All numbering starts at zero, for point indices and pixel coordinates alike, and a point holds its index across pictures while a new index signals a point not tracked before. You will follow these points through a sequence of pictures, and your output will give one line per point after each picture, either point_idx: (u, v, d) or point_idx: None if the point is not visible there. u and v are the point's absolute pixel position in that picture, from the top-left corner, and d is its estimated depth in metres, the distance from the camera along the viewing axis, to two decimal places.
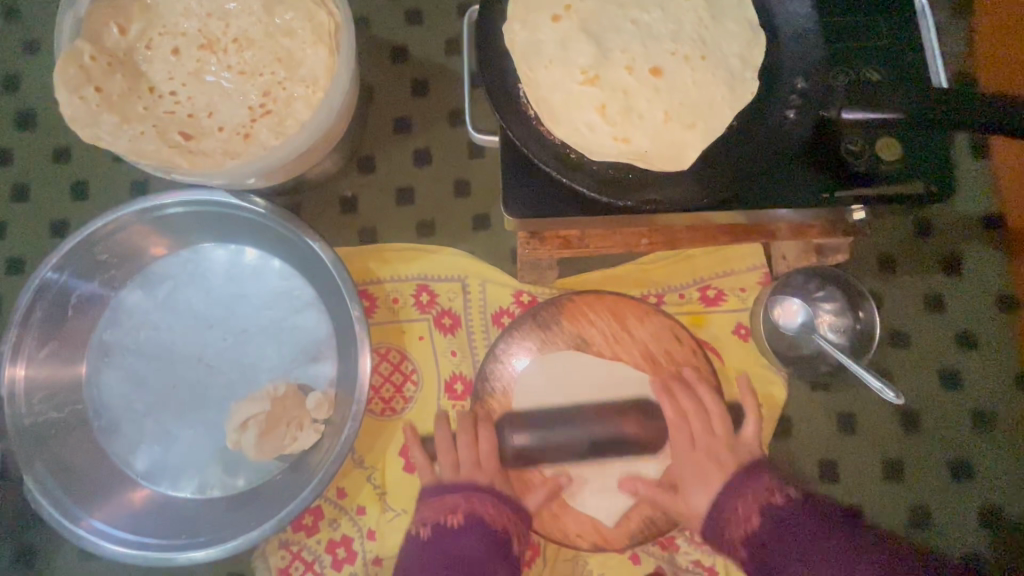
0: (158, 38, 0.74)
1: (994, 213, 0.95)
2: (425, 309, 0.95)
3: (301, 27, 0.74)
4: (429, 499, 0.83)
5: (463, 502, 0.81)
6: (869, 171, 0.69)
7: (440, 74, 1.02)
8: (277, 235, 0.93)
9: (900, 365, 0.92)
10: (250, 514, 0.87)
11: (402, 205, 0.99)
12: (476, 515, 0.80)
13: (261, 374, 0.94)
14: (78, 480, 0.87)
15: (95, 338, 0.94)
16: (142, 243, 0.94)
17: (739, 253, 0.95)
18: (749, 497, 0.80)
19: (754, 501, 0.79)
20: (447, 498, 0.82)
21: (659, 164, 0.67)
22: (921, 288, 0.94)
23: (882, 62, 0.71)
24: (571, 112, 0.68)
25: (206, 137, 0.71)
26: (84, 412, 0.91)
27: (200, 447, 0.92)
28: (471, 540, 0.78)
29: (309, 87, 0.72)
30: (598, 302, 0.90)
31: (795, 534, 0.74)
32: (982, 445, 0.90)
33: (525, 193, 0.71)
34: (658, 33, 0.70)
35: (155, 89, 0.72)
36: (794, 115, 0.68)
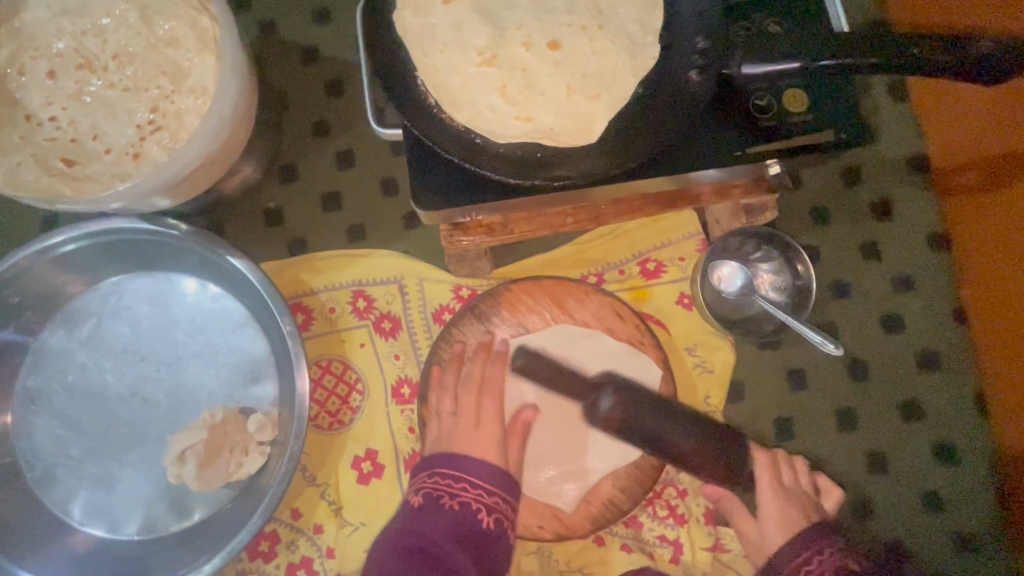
0: (31, 61, 0.69)
1: (918, 154, 0.96)
2: (363, 315, 0.92)
3: (184, 36, 0.70)
4: (427, 472, 0.80)
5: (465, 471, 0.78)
6: (776, 125, 0.68)
7: (354, 73, 0.99)
8: (199, 256, 0.89)
9: (843, 316, 0.92)
10: (201, 547, 0.84)
11: (329, 211, 0.96)
12: (463, 499, 0.76)
13: (200, 402, 0.90)
14: (12, 536, 0.83)
15: (19, 386, 0.89)
16: (57, 283, 0.89)
17: (675, 222, 0.94)
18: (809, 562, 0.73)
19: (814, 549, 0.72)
20: (433, 475, 0.79)
21: (567, 138, 0.66)
22: (855, 237, 0.94)
23: (780, 12, 0.71)
24: (471, 96, 0.66)
25: (93, 161, 0.67)
26: (14, 464, 0.87)
27: (142, 485, 0.88)
28: (441, 515, 0.75)
29: (199, 97, 0.69)
30: (537, 287, 0.87)
31: None
32: (930, 385, 0.91)
33: (436, 183, 0.68)
34: (553, 7, 0.68)
35: (34, 117, 0.68)
36: (697, 75, 0.67)
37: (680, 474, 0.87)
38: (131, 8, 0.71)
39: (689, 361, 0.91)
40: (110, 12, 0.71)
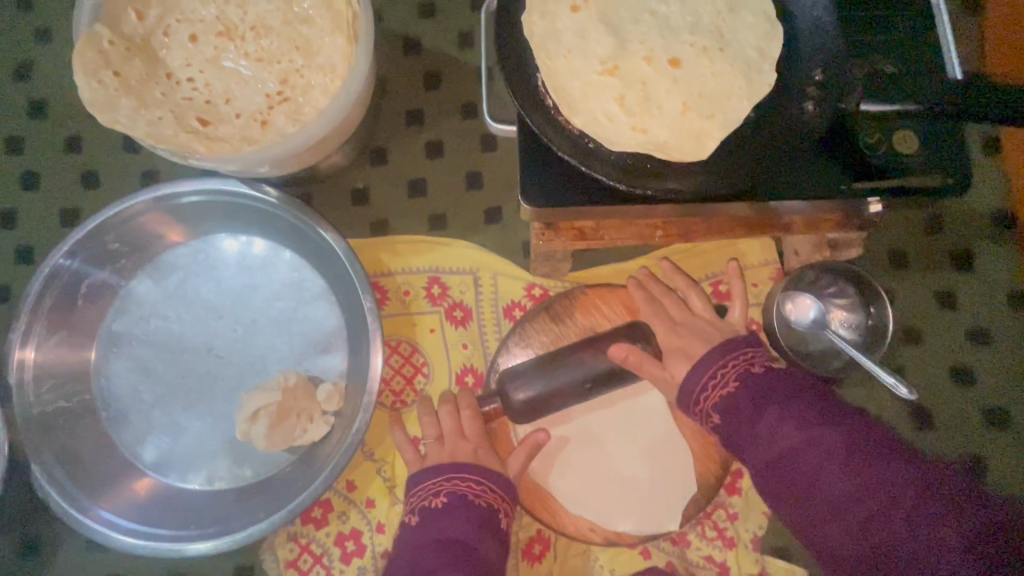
0: (176, 24, 0.74)
1: (1005, 210, 0.95)
2: (436, 301, 0.95)
3: (319, 16, 0.74)
4: (413, 489, 0.80)
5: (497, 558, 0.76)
6: (887, 164, 0.69)
7: (453, 67, 1.02)
8: (289, 225, 0.93)
9: (912, 362, 0.92)
10: (259, 505, 0.87)
11: (413, 197, 0.99)
12: (457, 493, 0.77)
13: (271, 365, 0.93)
14: (86, 471, 0.87)
15: (105, 327, 0.93)
16: (154, 233, 0.94)
17: (752, 248, 0.95)
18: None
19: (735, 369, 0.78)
20: (429, 482, 0.79)
21: (679, 152, 0.67)
22: (932, 284, 0.94)
23: (900, 55, 0.71)
24: (590, 101, 0.68)
25: (224, 123, 0.71)
26: (92, 402, 0.91)
27: (209, 438, 0.91)
28: (456, 519, 0.75)
29: (327, 75, 0.73)
30: (612, 295, 0.90)
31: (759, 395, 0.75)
32: (993, 443, 0.90)
33: (545, 183, 0.71)
34: (676, 26, 0.70)
35: (173, 75, 0.72)
36: (813, 106, 0.68)
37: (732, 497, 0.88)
38: None
39: None
40: None
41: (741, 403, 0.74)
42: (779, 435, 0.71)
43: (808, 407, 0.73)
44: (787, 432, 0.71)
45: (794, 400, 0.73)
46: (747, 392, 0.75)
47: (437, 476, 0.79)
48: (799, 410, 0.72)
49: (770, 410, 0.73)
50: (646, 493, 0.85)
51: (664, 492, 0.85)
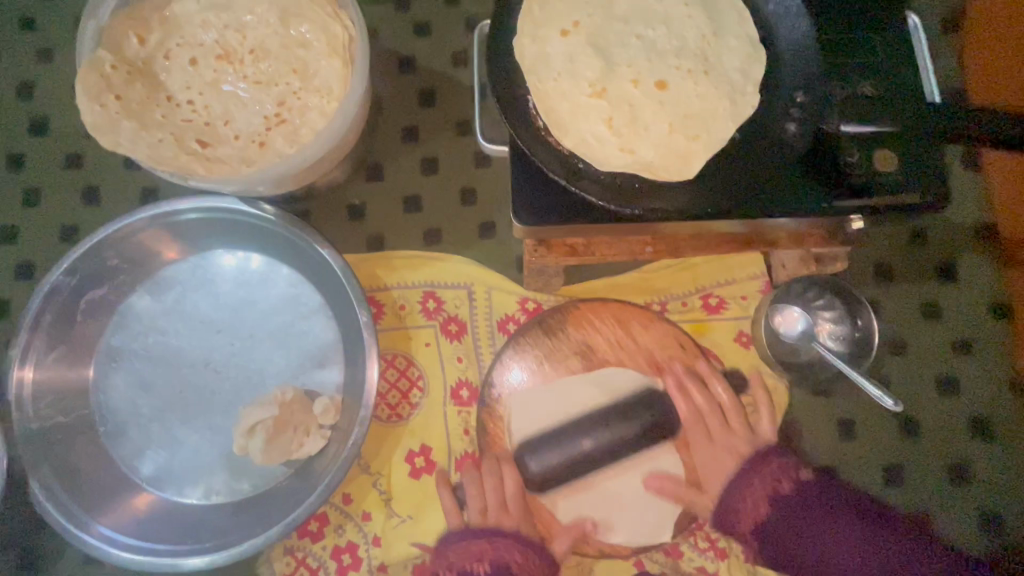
0: (176, 48, 0.76)
1: (987, 224, 0.98)
2: (432, 315, 0.96)
3: (316, 39, 0.76)
4: (455, 542, 0.86)
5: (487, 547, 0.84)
6: (869, 180, 0.69)
7: (447, 86, 1.04)
8: (287, 241, 0.95)
9: (898, 373, 0.94)
10: (255, 519, 0.88)
11: (409, 213, 1.01)
12: (498, 562, 0.83)
13: (268, 380, 0.94)
14: (84, 485, 0.88)
15: (103, 342, 0.94)
16: (152, 249, 0.95)
17: (741, 262, 0.97)
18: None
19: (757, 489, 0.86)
20: (472, 545, 0.85)
21: (665, 173, 0.69)
22: (917, 297, 0.96)
23: (879, 77, 0.74)
24: (579, 123, 0.70)
25: (223, 144, 0.73)
26: (90, 417, 0.92)
27: (206, 452, 0.92)
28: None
29: (325, 97, 0.75)
30: (605, 308, 0.92)
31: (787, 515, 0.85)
32: (979, 452, 0.91)
33: (535, 201, 0.72)
34: (663, 50, 0.72)
35: (173, 98, 0.74)
36: (794, 126, 0.72)
37: None
38: (271, 9, 0.77)
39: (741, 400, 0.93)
40: (252, 10, 0.77)
41: (784, 536, 0.84)
42: (831, 557, 0.84)
43: (834, 504, 0.86)
44: (844, 543, 0.84)
45: (838, 519, 0.85)
46: (787, 521, 0.85)
47: (474, 540, 0.85)
48: (839, 522, 0.85)
49: (831, 526, 0.85)
50: (636, 503, 0.88)
51: (653, 502, 0.88)
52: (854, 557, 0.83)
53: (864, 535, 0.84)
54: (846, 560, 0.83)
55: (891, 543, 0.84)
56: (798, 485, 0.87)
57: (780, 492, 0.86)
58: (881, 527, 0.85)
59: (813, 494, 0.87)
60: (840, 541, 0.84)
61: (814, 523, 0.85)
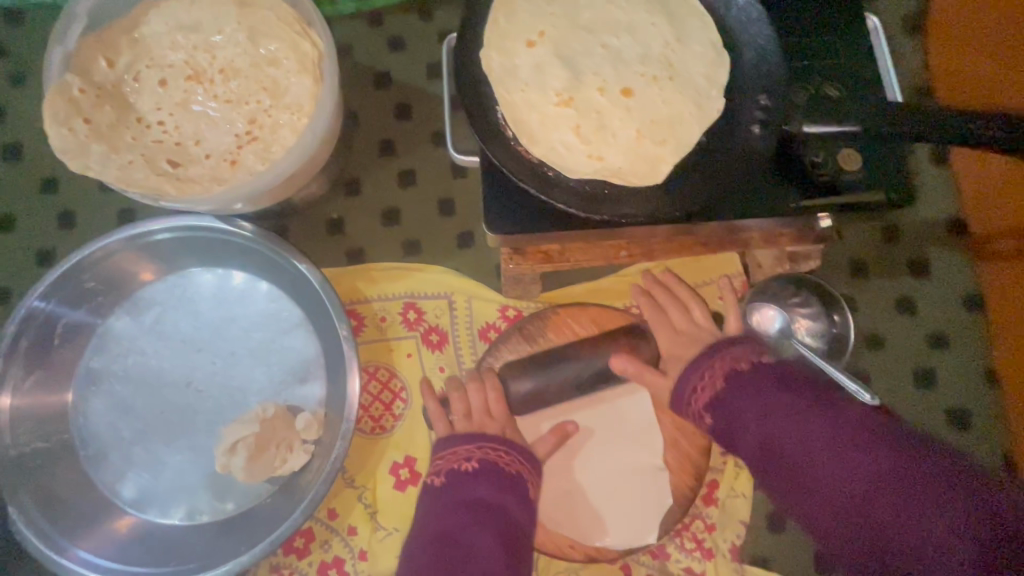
0: (145, 70, 0.76)
1: (957, 217, 0.99)
2: (412, 326, 0.97)
3: (286, 57, 0.77)
4: (442, 451, 0.83)
5: (478, 451, 0.80)
6: (833, 180, 0.72)
7: (422, 98, 1.05)
8: (264, 257, 0.95)
9: (876, 368, 0.95)
10: (240, 538, 0.87)
11: (387, 225, 1.01)
12: (490, 460, 0.80)
13: (250, 397, 0.94)
14: (65, 511, 0.87)
15: (82, 366, 0.94)
16: (129, 270, 0.95)
17: (718, 262, 0.98)
18: (757, 484, 0.79)
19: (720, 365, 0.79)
20: (461, 448, 0.81)
21: (633, 179, 0.70)
22: (891, 292, 0.97)
23: (840, 79, 0.75)
24: (547, 132, 0.71)
25: (194, 164, 0.73)
26: (70, 441, 0.91)
27: (189, 472, 0.91)
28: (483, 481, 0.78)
29: (295, 114, 0.75)
30: (584, 313, 0.92)
31: (749, 392, 0.73)
32: (958, 444, 0.92)
33: (507, 210, 0.73)
34: (628, 58, 0.73)
35: (143, 119, 0.74)
36: (759, 129, 0.72)
37: (709, 508, 0.90)
38: (240, 28, 0.77)
39: None
40: (221, 31, 0.77)
41: (732, 411, 0.73)
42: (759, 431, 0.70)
43: (803, 389, 0.71)
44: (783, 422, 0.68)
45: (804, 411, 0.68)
46: (741, 396, 0.74)
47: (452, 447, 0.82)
48: (787, 403, 0.70)
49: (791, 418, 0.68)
50: (621, 508, 0.87)
51: (638, 506, 0.87)
52: (841, 479, 0.62)
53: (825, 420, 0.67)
54: (784, 442, 0.67)
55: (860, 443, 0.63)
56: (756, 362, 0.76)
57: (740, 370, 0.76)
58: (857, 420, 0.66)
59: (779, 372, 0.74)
60: (784, 415, 0.69)
61: (767, 400, 0.71)
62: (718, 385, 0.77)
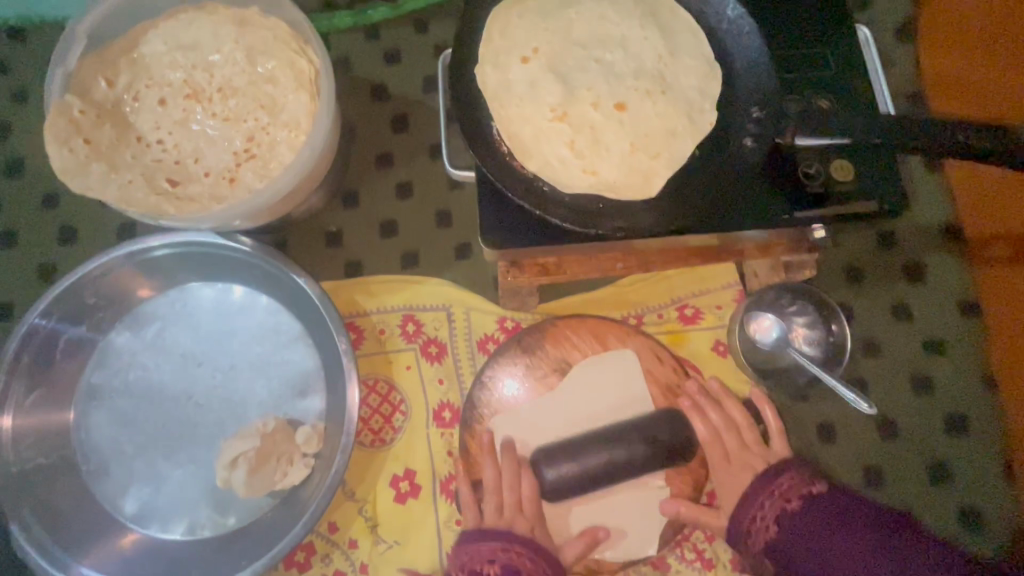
0: (144, 89, 0.77)
1: (953, 224, 1.00)
2: (412, 338, 0.97)
3: (283, 75, 0.78)
4: None
5: None
6: (826, 191, 0.72)
7: (419, 111, 1.06)
8: (264, 272, 0.95)
9: (874, 375, 0.95)
10: (242, 552, 0.87)
11: (386, 238, 1.02)
12: (511, 565, 0.79)
13: (249, 411, 0.94)
14: (66, 527, 0.87)
15: (83, 381, 0.94)
16: (130, 286, 0.96)
17: (715, 272, 0.98)
18: (766, 502, 0.80)
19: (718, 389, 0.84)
20: (484, 546, 0.81)
21: (628, 192, 0.71)
22: (888, 299, 0.98)
23: (832, 90, 0.76)
24: (542, 147, 0.72)
25: (194, 182, 0.74)
26: (71, 456, 0.91)
27: (189, 487, 0.92)
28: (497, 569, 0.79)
29: (293, 131, 0.76)
30: (582, 324, 0.93)
31: None
32: (957, 451, 0.92)
33: (504, 225, 0.73)
34: (621, 72, 0.74)
35: (143, 138, 0.75)
36: (751, 141, 0.73)
37: None
38: (237, 47, 0.78)
39: None
40: (219, 50, 0.78)
41: (796, 556, 0.75)
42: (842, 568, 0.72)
43: (862, 531, 0.74)
44: None
45: (838, 532, 0.74)
46: (801, 545, 0.75)
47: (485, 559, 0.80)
48: (861, 551, 0.72)
49: (834, 534, 0.74)
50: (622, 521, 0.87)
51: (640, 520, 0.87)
52: (851, 551, 0.72)
53: (885, 560, 0.71)
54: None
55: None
56: (811, 498, 0.78)
57: (791, 510, 0.78)
58: (873, 521, 0.75)
59: (838, 511, 0.76)
60: (826, 565, 0.73)
61: (827, 540, 0.74)
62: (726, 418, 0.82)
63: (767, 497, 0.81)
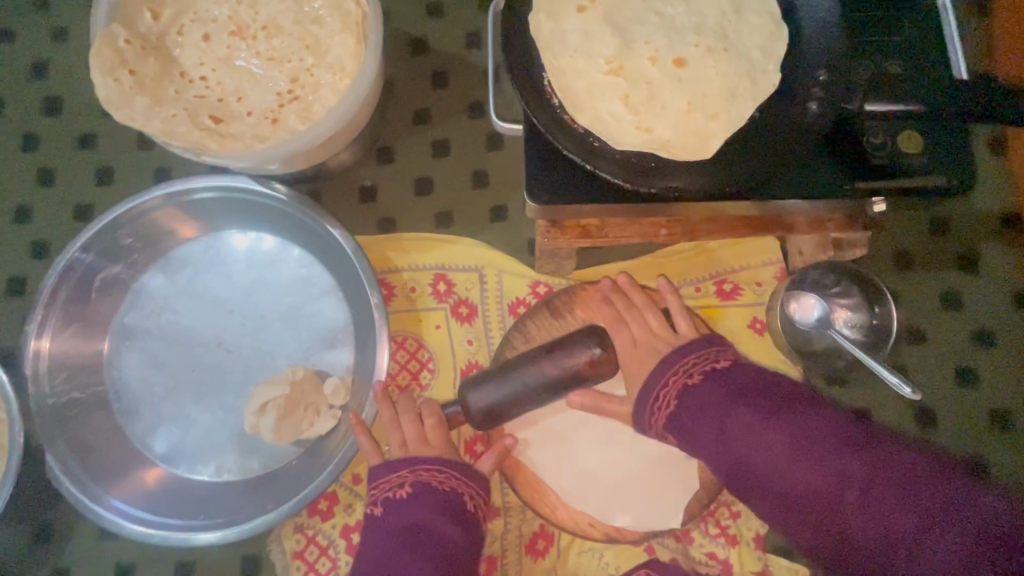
0: (189, 24, 0.75)
1: (1012, 211, 0.95)
2: (442, 298, 0.96)
3: (329, 16, 0.75)
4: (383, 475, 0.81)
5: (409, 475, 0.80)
6: (891, 162, 0.69)
7: (459, 68, 1.03)
8: (298, 222, 0.95)
9: (917, 363, 0.92)
10: (267, 497, 0.88)
11: (420, 195, 1.00)
12: (422, 483, 0.79)
13: (278, 360, 0.95)
14: (99, 461, 0.89)
15: (117, 322, 0.95)
16: (165, 229, 0.96)
17: (756, 248, 0.95)
18: (703, 411, 0.75)
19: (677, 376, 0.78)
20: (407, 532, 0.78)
21: (683, 153, 0.68)
22: (937, 286, 0.94)
23: (905, 54, 0.71)
24: (595, 101, 0.69)
25: (236, 121, 0.72)
26: (105, 394, 0.93)
27: (217, 431, 0.93)
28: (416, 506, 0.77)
29: (337, 74, 0.74)
30: (613, 291, 0.90)
31: (702, 406, 0.75)
32: (998, 445, 0.90)
33: (549, 181, 0.71)
34: (681, 27, 0.71)
35: (186, 74, 0.73)
36: (817, 106, 0.69)
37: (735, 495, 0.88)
38: None
39: None
40: None
41: (697, 410, 0.75)
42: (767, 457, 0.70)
43: (766, 398, 0.74)
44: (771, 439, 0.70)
45: (783, 445, 0.69)
46: (746, 445, 0.71)
47: (402, 469, 0.81)
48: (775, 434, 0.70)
49: (774, 433, 0.70)
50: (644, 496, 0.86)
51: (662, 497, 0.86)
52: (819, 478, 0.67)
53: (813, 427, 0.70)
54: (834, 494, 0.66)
55: (901, 471, 0.64)
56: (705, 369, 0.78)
57: (704, 387, 0.77)
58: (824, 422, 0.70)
59: (721, 394, 0.75)
60: (765, 449, 0.70)
61: (731, 412, 0.73)
62: (674, 404, 0.77)
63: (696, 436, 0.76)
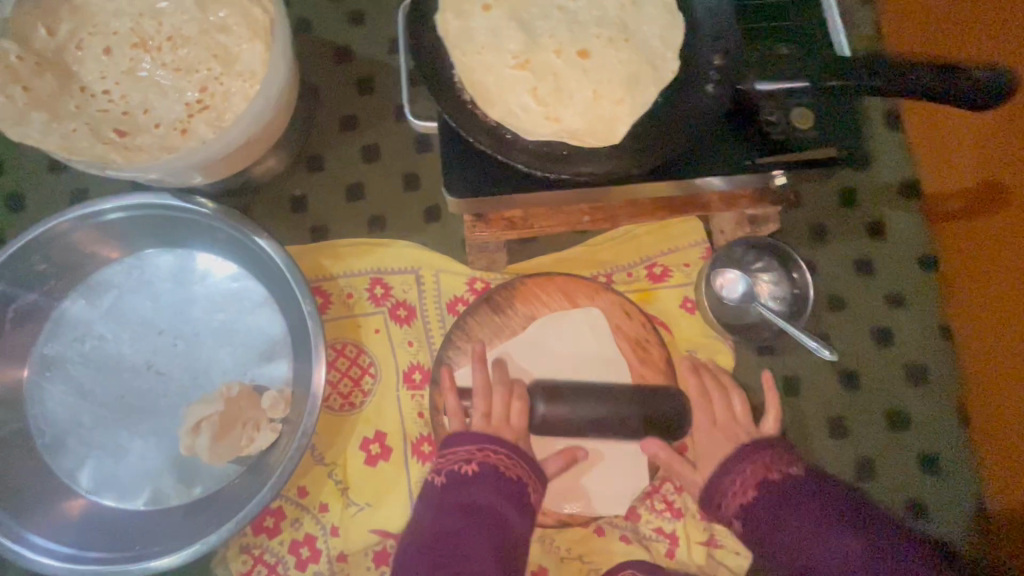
0: (89, 38, 0.74)
1: (912, 181, 1.02)
2: (380, 302, 0.96)
3: (236, 24, 0.75)
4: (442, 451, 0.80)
5: (478, 453, 0.77)
6: (788, 137, 0.73)
7: (385, 73, 1.04)
8: (224, 235, 0.93)
9: (837, 329, 0.97)
10: (207, 520, 0.85)
11: (351, 201, 1.00)
12: (489, 465, 0.77)
13: (214, 378, 0.92)
14: (21, 499, 0.84)
15: (37, 352, 0.91)
16: (84, 252, 0.92)
17: (682, 229, 0.99)
18: (749, 467, 0.78)
19: (753, 472, 0.77)
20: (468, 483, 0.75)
21: (591, 139, 0.70)
22: (850, 254, 1.00)
23: (792, 39, 0.76)
24: (504, 94, 0.71)
25: (143, 133, 0.71)
26: (28, 429, 0.88)
27: (151, 457, 0.89)
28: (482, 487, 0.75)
29: (247, 81, 0.73)
30: (550, 283, 0.91)
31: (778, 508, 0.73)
32: (916, 400, 0.95)
33: (466, 176, 0.72)
34: (583, 20, 0.74)
35: (88, 88, 0.72)
36: (713, 88, 0.73)
37: None
38: None
39: (689, 363, 0.95)
40: None
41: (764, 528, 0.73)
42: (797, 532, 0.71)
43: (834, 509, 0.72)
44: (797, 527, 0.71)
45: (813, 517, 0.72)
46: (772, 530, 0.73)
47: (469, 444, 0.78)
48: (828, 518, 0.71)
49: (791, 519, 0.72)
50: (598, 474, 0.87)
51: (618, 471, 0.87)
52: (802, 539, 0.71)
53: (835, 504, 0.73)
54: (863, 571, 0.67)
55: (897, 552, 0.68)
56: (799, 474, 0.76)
57: (771, 479, 0.76)
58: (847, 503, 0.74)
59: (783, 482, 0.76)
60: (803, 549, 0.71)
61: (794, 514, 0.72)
62: (749, 497, 0.76)
63: (750, 462, 0.78)
